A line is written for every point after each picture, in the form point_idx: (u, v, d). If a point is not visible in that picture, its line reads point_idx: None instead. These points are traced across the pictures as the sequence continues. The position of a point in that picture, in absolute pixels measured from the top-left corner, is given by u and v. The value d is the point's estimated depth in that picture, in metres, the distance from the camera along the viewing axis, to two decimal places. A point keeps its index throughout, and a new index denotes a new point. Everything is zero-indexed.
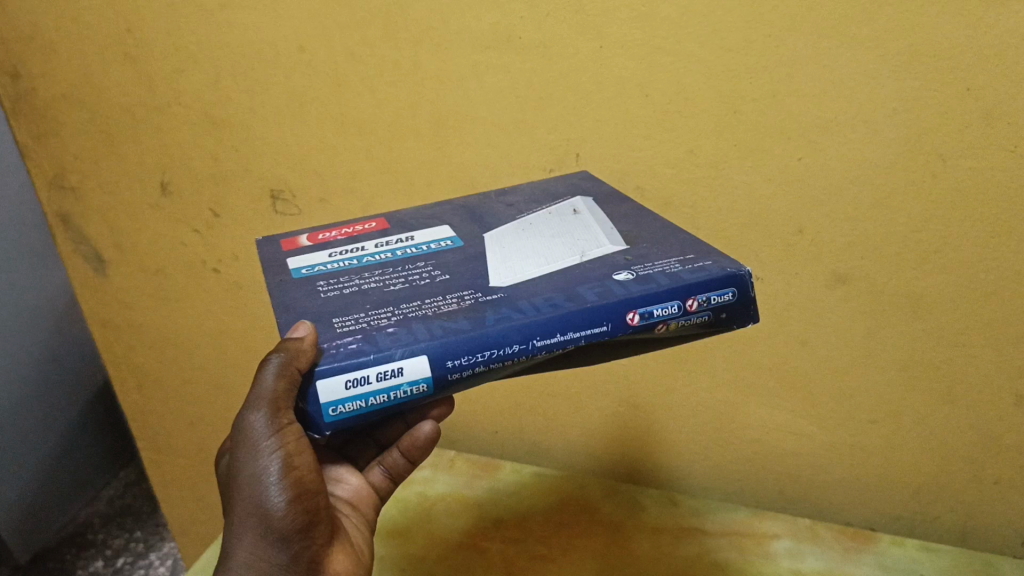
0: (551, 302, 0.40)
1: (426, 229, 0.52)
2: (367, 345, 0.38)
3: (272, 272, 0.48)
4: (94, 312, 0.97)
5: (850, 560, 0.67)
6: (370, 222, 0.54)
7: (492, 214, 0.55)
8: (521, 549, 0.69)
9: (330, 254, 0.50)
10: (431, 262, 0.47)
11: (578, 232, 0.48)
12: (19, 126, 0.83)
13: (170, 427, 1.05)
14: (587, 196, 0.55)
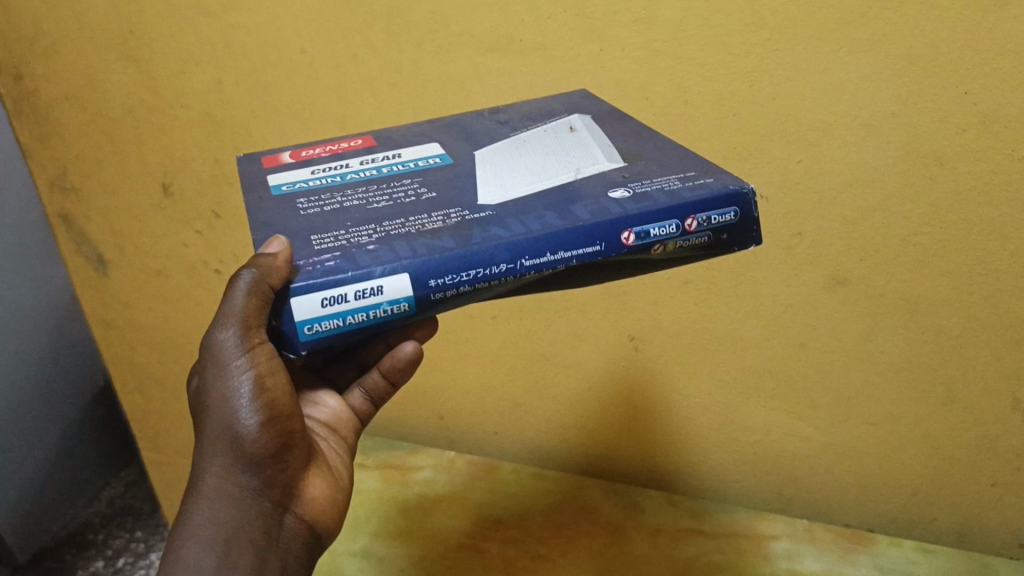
0: (544, 219, 0.40)
1: (414, 147, 0.51)
2: (345, 262, 0.38)
3: (255, 190, 0.47)
4: (95, 312, 0.97)
5: (848, 561, 0.67)
6: (356, 140, 0.53)
7: (484, 131, 0.54)
8: (520, 550, 0.69)
9: (313, 171, 0.49)
10: (417, 180, 0.46)
11: (573, 150, 0.48)
12: (21, 127, 0.84)
13: (171, 426, 1.06)
14: (584, 113, 0.54)
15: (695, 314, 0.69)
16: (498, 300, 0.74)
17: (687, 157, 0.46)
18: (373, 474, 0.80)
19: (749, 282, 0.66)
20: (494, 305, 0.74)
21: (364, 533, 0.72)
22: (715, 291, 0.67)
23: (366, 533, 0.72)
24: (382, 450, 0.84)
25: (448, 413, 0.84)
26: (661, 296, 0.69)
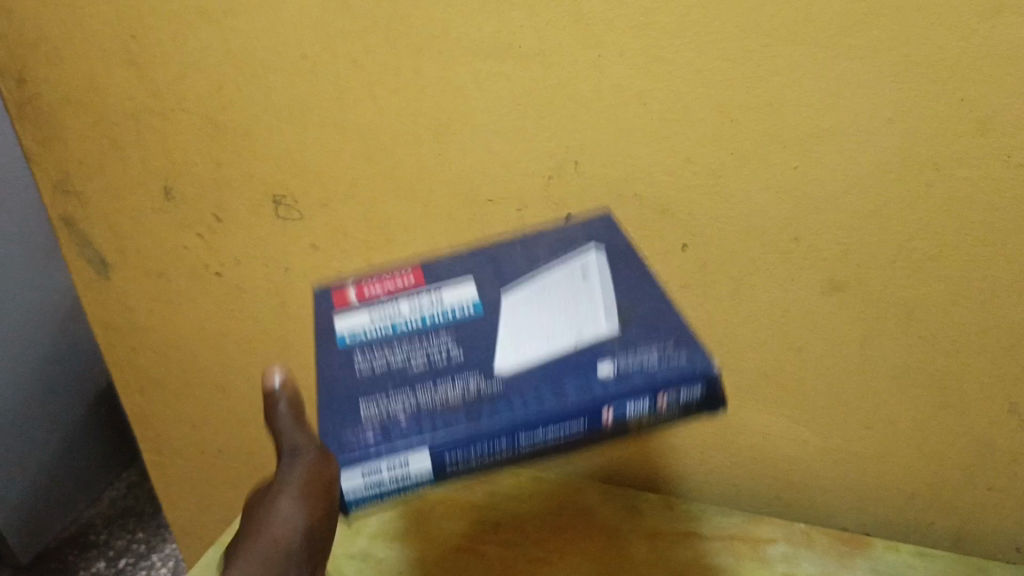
0: (539, 397, 0.46)
1: (453, 286, 0.56)
2: (380, 437, 0.45)
3: (318, 335, 0.54)
4: (97, 314, 0.98)
5: (845, 566, 0.66)
6: (406, 273, 0.58)
7: (511, 266, 0.59)
8: (518, 553, 0.69)
9: (368, 315, 0.55)
10: (449, 334, 0.52)
11: (581, 302, 0.54)
12: (23, 131, 0.85)
13: (169, 429, 1.05)
14: (600, 249, 0.60)
15: (693, 317, 0.69)
16: None
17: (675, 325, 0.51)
18: None
19: (747, 286, 0.66)
20: None
21: (363, 535, 0.73)
22: (711, 296, 0.68)
23: (366, 535, 0.73)
24: None
25: None
26: (659, 300, 0.69)
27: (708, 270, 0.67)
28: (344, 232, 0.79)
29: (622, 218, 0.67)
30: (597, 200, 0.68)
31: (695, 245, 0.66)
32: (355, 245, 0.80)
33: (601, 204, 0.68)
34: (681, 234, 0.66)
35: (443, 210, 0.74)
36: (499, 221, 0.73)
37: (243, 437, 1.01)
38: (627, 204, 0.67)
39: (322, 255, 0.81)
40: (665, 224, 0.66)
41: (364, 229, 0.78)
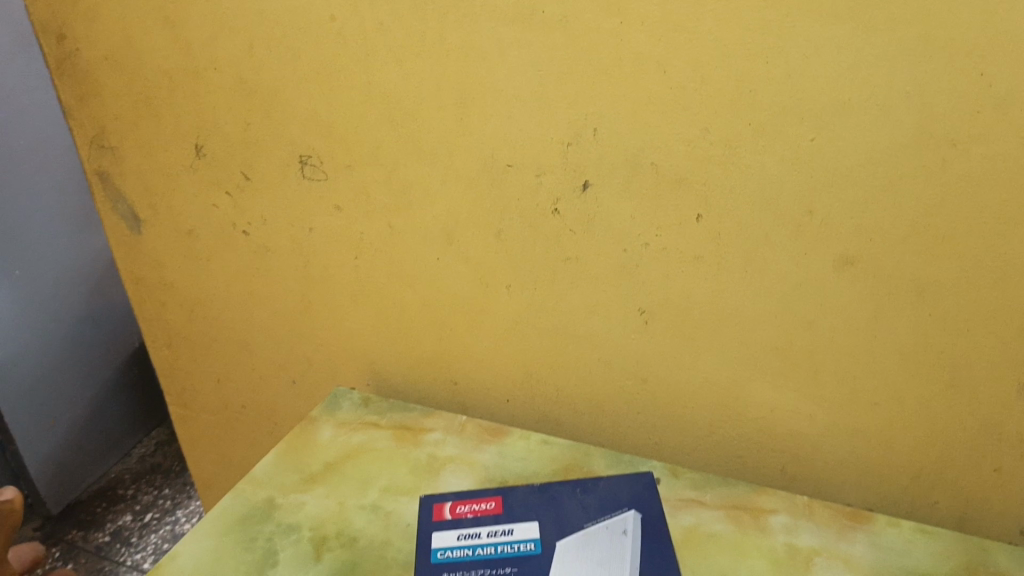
0: None
1: (523, 524, 0.68)
2: None
3: (417, 548, 0.67)
4: (129, 268, 1.01)
5: (845, 538, 0.66)
6: (489, 501, 0.71)
7: (570, 515, 0.68)
8: (517, 499, 0.71)
9: (457, 534, 0.68)
10: (512, 566, 0.63)
11: (617, 560, 0.63)
12: (64, 86, 0.89)
13: (194, 384, 1.08)
14: (639, 512, 0.68)
15: (704, 290, 0.70)
16: (514, 272, 0.77)
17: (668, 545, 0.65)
18: (385, 434, 0.83)
19: (760, 260, 0.67)
20: (509, 275, 0.78)
21: (376, 488, 0.76)
22: (724, 268, 0.68)
23: (377, 488, 0.76)
24: (397, 412, 0.86)
25: (462, 379, 0.87)
26: (672, 271, 0.70)
27: (721, 241, 0.67)
28: (367, 195, 0.80)
29: (639, 187, 0.68)
30: (614, 168, 0.68)
31: (709, 216, 0.67)
32: (377, 207, 0.81)
33: (618, 172, 0.68)
34: (697, 205, 0.66)
35: (463, 175, 0.75)
36: (517, 187, 0.73)
37: (262, 396, 1.03)
38: (644, 174, 0.67)
39: (344, 216, 0.83)
40: (680, 193, 0.67)
41: (385, 192, 0.79)
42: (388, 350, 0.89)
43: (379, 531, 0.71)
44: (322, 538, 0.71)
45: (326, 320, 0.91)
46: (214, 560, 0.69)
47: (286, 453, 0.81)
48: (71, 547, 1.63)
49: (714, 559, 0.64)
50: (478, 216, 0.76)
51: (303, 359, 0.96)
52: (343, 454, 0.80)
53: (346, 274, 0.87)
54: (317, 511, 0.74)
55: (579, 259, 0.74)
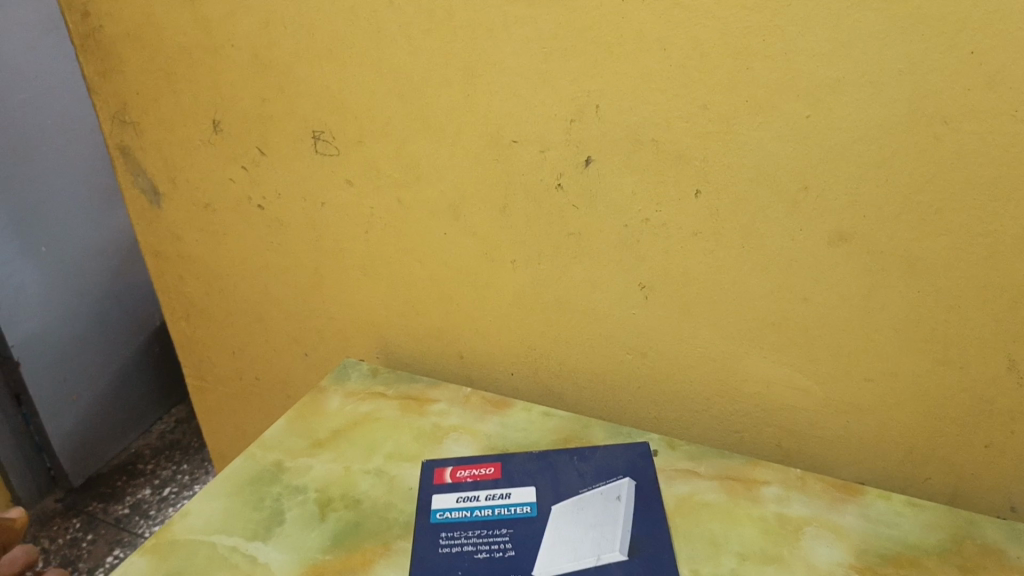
0: None
1: (520, 488, 0.70)
2: None
3: (417, 509, 0.70)
4: (149, 241, 1.05)
5: (835, 509, 0.68)
6: (488, 467, 0.73)
7: (566, 482, 0.70)
8: (516, 465, 0.73)
9: (456, 497, 0.70)
10: (508, 529, 0.66)
11: (608, 525, 0.65)
12: (88, 62, 0.92)
13: (210, 356, 1.11)
14: (632, 480, 0.70)
15: (702, 265, 0.71)
16: (519, 246, 0.79)
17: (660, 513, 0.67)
18: (391, 403, 0.85)
19: (757, 235, 0.68)
20: (513, 250, 0.80)
21: (381, 454, 0.78)
22: (722, 243, 0.70)
23: (382, 454, 0.78)
24: (404, 382, 0.89)
25: (467, 352, 0.89)
26: (671, 246, 0.72)
27: (719, 216, 0.69)
28: (377, 169, 0.82)
29: (640, 162, 0.69)
30: (615, 144, 0.70)
31: (707, 191, 0.68)
32: (386, 182, 0.83)
33: (619, 148, 0.70)
34: (696, 180, 0.68)
35: (469, 150, 0.76)
36: (522, 162, 0.75)
37: (276, 368, 1.05)
38: (645, 149, 0.69)
39: (355, 191, 0.85)
40: (680, 168, 0.68)
41: (395, 167, 0.81)
42: (397, 323, 0.92)
43: (382, 494, 0.73)
44: (327, 499, 0.73)
45: (338, 293, 0.94)
46: (223, 517, 0.72)
47: (295, 420, 0.83)
48: (91, 519, 1.67)
49: (705, 526, 0.66)
50: (484, 191, 0.78)
51: (315, 332, 0.99)
52: (350, 421, 0.83)
53: (356, 248, 0.89)
54: (323, 474, 0.76)
55: (581, 234, 0.75)
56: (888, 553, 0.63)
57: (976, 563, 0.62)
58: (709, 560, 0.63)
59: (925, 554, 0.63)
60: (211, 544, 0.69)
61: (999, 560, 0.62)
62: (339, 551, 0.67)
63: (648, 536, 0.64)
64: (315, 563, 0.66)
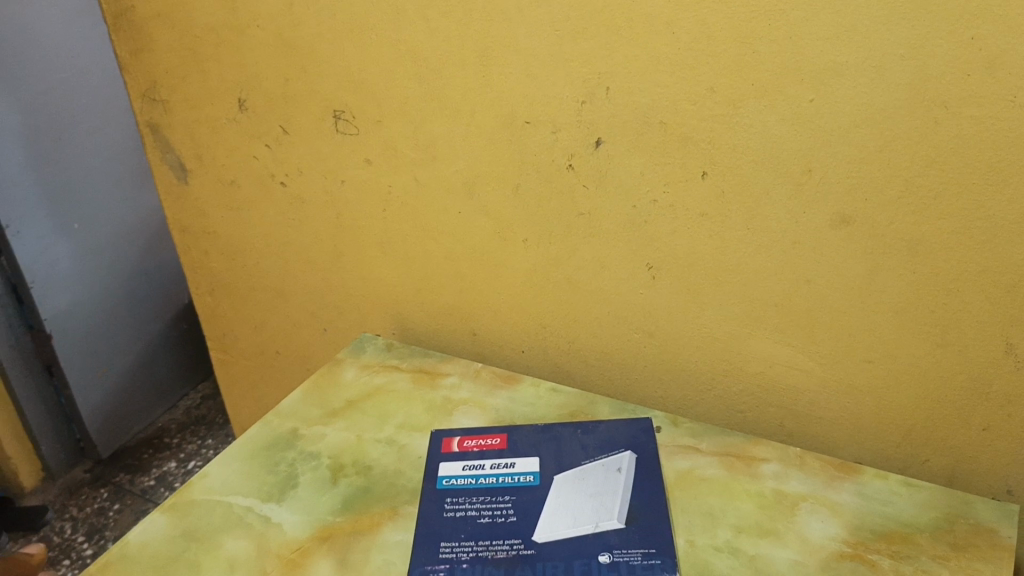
0: (557, 569, 0.60)
1: (524, 458, 0.72)
2: None
3: (425, 476, 0.72)
4: (176, 217, 1.08)
5: (832, 487, 0.69)
6: (494, 437, 0.75)
7: (569, 452, 0.72)
8: (522, 436, 0.75)
9: (462, 465, 0.73)
10: (511, 496, 0.68)
11: (607, 495, 0.67)
12: (121, 41, 0.96)
13: (233, 330, 1.15)
14: (632, 453, 0.72)
15: (708, 246, 0.73)
16: (530, 225, 0.81)
17: (656, 484, 0.68)
18: (405, 376, 0.88)
19: (761, 217, 0.69)
20: (525, 229, 0.82)
21: (392, 423, 0.81)
22: (727, 224, 0.71)
23: (393, 424, 0.81)
24: (418, 357, 0.91)
25: (480, 329, 0.91)
26: (678, 227, 0.74)
27: (725, 198, 0.70)
28: (395, 149, 0.85)
29: (649, 144, 0.71)
30: (625, 125, 0.71)
31: (713, 173, 0.70)
32: (403, 161, 0.85)
33: (628, 129, 0.71)
34: (703, 162, 0.70)
35: (484, 130, 0.79)
36: (535, 143, 0.76)
37: (296, 342, 1.08)
38: (653, 131, 0.70)
39: (374, 170, 0.87)
40: (687, 150, 0.70)
41: (412, 146, 0.84)
42: (413, 299, 0.94)
43: (392, 462, 0.76)
44: (339, 466, 0.76)
45: (356, 270, 0.96)
46: (240, 479, 0.75)
47: (311, 390, 0.86)
48: (118, 489, 1.73)
49: (704, 499, 0.68)
50: (497, 171, 0.80)
51: (334, 307, 1.01)
52: (364, 392, 0.86)
53: (374, 226, 0.91)
54: (336, 442, 0.79)
55: (591, 214, 0.77)
56: (882, 529, 0.64)
57: (968, 541, 0.63)
58: (705, 531, 0.65)
59: (918, 531, 0.64)
60: (228, 504, 0.72)
61: (991, 539, 0.63)
62: (349, 514, 0.70)
63: (646, 506, 0.66)
64: (326, 524, 0.69)
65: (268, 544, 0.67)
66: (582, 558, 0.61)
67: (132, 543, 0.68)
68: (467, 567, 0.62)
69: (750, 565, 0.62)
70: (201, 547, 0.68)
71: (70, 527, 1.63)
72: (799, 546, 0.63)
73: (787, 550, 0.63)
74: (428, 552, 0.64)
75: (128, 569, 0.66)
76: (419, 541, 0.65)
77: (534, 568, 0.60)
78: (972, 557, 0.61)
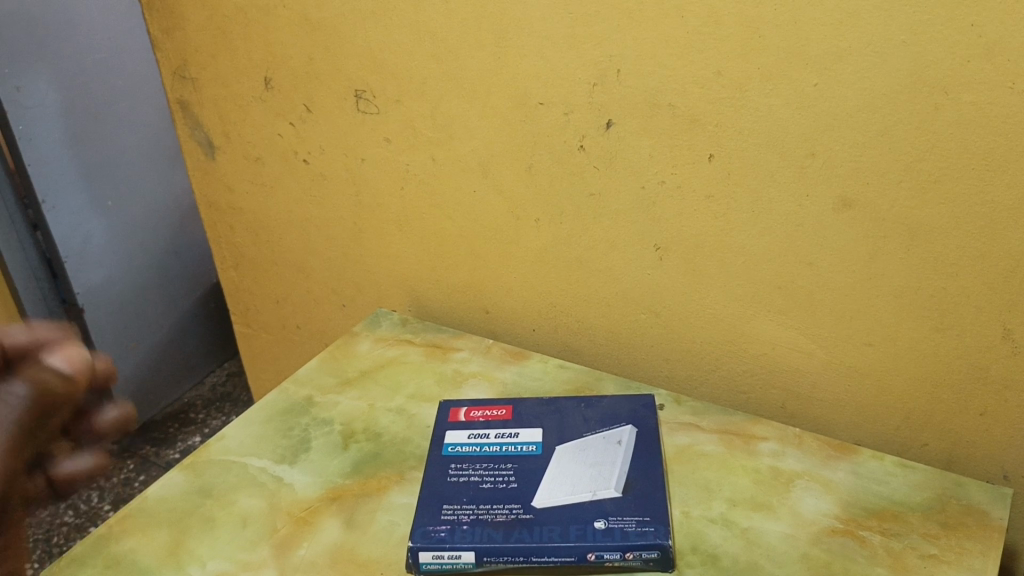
0: (553, 532, 0.61)
1: (527, 429, 0.74)
2: (450, 535, 0.62)
3: (432, 443, 0.75)
4: (204, 192, 1.11)
5: (828, 466, 0.70)
6: (500, 409, 0.77)
7: (572, 425, 0.74)
8: (527, 408, 0.77)
9: (468, 434, 0.75)
10: (513, 464, 0.70)
11: (606, 466, 0.68)
12: (154, 20, 0.99)
13: (256, 304, 1.18)
14: (633, 427, 0.73)
15: (713, 228, 0.75)
16: (541, 204, 0.83)
17: (655, 456, 0.70)
18: (417, 349, 0.91)
19: (766, 199, 0.71)
20: (537, 208, 0.84)
21: (403, 394, 0.83)
22: (733, 206, 0.73)
23: (404, 394, 0.83)
24: (432, 332, 0.94)
25: (492, 307, 0.94)
26: (684, 209, 0.75)
27: (731, 180, 0.72)
28: (413, 128, 0.87)
29: (657, 125, 0.73)
30: (635, 107, 0.73)
31: (720, 155, 0.71)
32: (421, 140, 0.87)
33: (638, 111, 0.73)
34: (709, 144, 0.71)
35: (499, 110, 0.81)
36: (547, 124, 0.78)
37: (316, 316, 1.12)
38: (662, 113, 0.72)
39: (392, 148, 0.90)
40: (694, 132, 0.71)
41: (429, 126, 0.86)
42: (428, 276, 0.97)
43: (401, 430, 0.78)
44: (350, 432, 0.79)
45: (373, 246, 0.99)
46: (256, 441, 0.78)
47: (327, 360, 0.89)
48: (144, 460, 1.78)
49: (700, 473, 0.70)
50: (511, 151, 0.82)
51: (352, 283, 1.04)
52: (378, 363, 0.88)
53: (392, 204, 0.94)
54: (349, 409, 0.82)
55: (601, 195, 0.79)
56: (874, 507, 0.66)
57: (959, 521, 0.64)
58: (700, 504, 0.67)
59: (910, 510, 0.65)
60: (243, 464, 0.75)
61: (981, 519, 0.64)
62: (357, 477, 0.73)
63: (644, 477, 0.67)
64: (335, 485, 0.72)
65: (279, 502, 0.70)
66: (578, 524, 0.62)
67: (151, 498, 0.72)
68: (466, 528, 0.63)
69: (742, 537, 0.63)
70: (215, 503, 0.71)
71: (97, 496, 1.68)
72: (791, 520, 0.65)
73: (779, 523, 0.65)
74: (429, 514, 0.65)
75: (147, 521, 0.69)
76: (422, 502, 0.67)
77: (531, 531, 0.62)
78: (961, 536, 0.62)
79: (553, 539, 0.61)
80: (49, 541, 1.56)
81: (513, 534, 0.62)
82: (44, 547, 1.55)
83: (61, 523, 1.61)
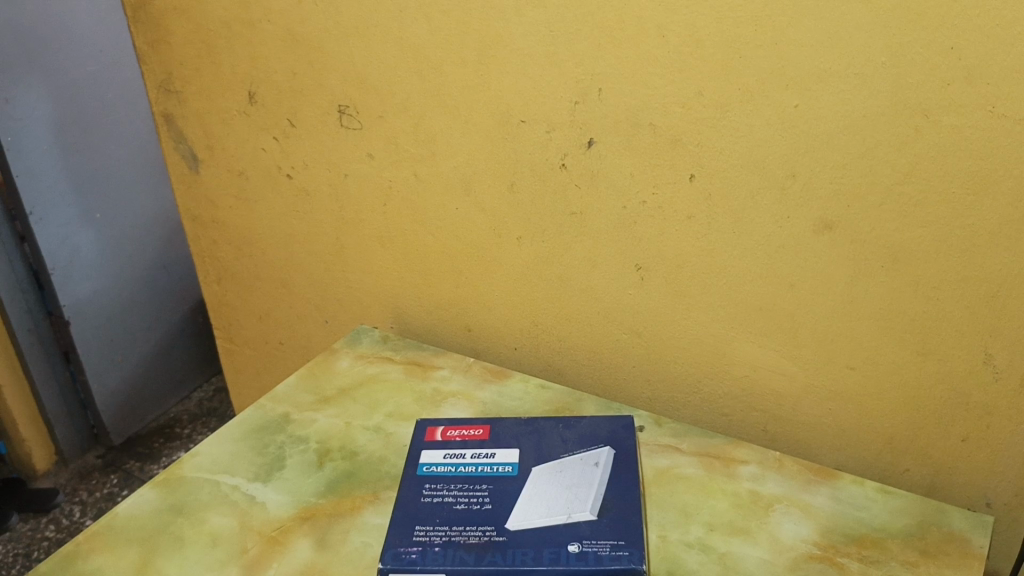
0: (526, 556, 0.60)
1: (504, 450, 0.73)
2: (421, 557, 0.61)
3: (407, 461, 0.73)
4: (187, 206, 1.11)
5: (808, 490, 0.70)
6: (478, 428, 0.77)
7: (550, 446, 0.73)
8: (506, 428, 0.76)
9: (445, 453, 0.74)
10: (488, 485, 0.69)
11: (581, 488, 0.67)
12: (140, 32, 0.99)
13: (240, 320, 1.17)
14: (611, 448, 0.72)
15: (695, 249, 0.74)
16: (523, 222, 0.83)
17: (633, 479, 0.69)
18: (397, 367, 0.90)
19: (746, 219, 0.70)
20: (519, 226, 0.83)
21: (381, 412, 0.82)
22: (713, 227, 0.72)
23: (382, 412, 0.82)
24: (413, 350, 0.93)
25: (475, 325, 0.93)
26: (665, 229, 0.75)
27: (712, 200, 0.71)
28: (397, 144, 0.87)
29: (639, 145, 0.72)
30: (617, 126, 0.73)
31: (701, 176, 0.71)
32: (404, 156, 0.87)
33: (620, 130, 0.73)
34: (690, 164, 0.71)
35: (481, 128, 0.80)
36: (529, 142, 0.78)
37: (298, 332, 1.11)
38: (643, 133, 0.72)
39: (375, 164, 0.89)
40: (676, 152, 0.71)
41: (412, 142, 0.85)
42: (410, 293, 0.96)
43: (378, 448, 0.77)
44: (326, 450, 0.78)
45: (356, 262, 0.98)
46: (231, 458, 0.77)
47: (306, 376, 0.88)
48: (127, 475, 1.76)
49: (678, 495, 0.69)
50: (493, 168, 0.82)
51: (335, 299, 1.03)
52: (357, 381, 0.87)
53: (374, 220, 0.93)
54: (325, 427, 0.81)
55: (583, 214, 0.78)
56: (854, 533, 0.65)
57: (938, 548, 0.63)
58: (678, 528, 0.66)
59: (890, 537, 0.64)
60: (216, 482, 0.74)
61: (962, 547, 0.63)
62: (332, 496, 0.71)
63: (621, 498, 0.66)
64: (307, 504, 0.71)
65: (251, 521, 0.69)
66: (552, 547, 0.61)
67: (121, 515, 0.70)
68: (438, 550, 0.62)
69: (719, 562, 0.62)
70: (186, 522, 0.69)
71: (79, 511, 1.66)
72: (769, 546, 0.64)
73: (757, 548, 0.64)
74: (401, 535, 0.64)
75: (115, 539, 0.68)
76: (395, 522, 0.65)
77: (504, 554, 0.61)
78: (941, 564, 0.62)
79: (526, 562, 0.60)
80: (29, 556, 1.54)
81: (485, 557, 0.60)
82: (24, 561, 1.52)
83: (42, 538, 1.58)
